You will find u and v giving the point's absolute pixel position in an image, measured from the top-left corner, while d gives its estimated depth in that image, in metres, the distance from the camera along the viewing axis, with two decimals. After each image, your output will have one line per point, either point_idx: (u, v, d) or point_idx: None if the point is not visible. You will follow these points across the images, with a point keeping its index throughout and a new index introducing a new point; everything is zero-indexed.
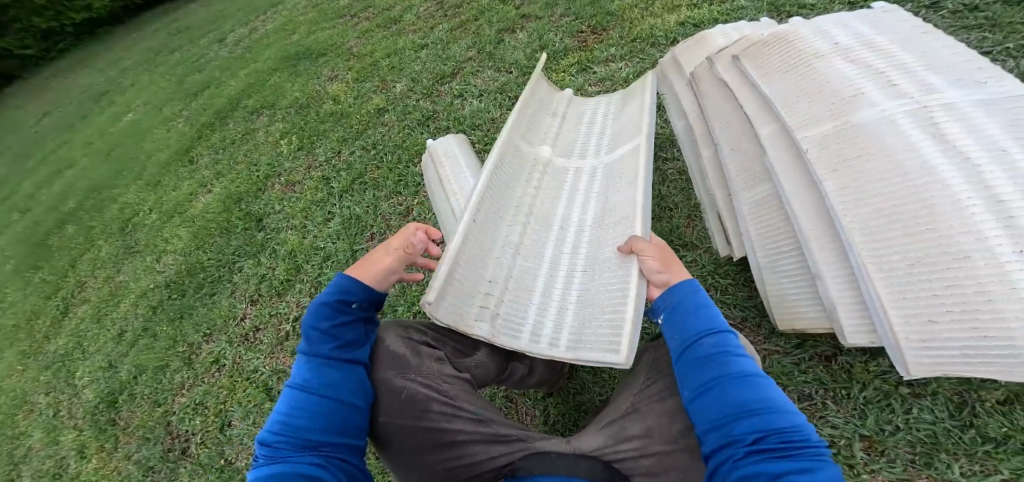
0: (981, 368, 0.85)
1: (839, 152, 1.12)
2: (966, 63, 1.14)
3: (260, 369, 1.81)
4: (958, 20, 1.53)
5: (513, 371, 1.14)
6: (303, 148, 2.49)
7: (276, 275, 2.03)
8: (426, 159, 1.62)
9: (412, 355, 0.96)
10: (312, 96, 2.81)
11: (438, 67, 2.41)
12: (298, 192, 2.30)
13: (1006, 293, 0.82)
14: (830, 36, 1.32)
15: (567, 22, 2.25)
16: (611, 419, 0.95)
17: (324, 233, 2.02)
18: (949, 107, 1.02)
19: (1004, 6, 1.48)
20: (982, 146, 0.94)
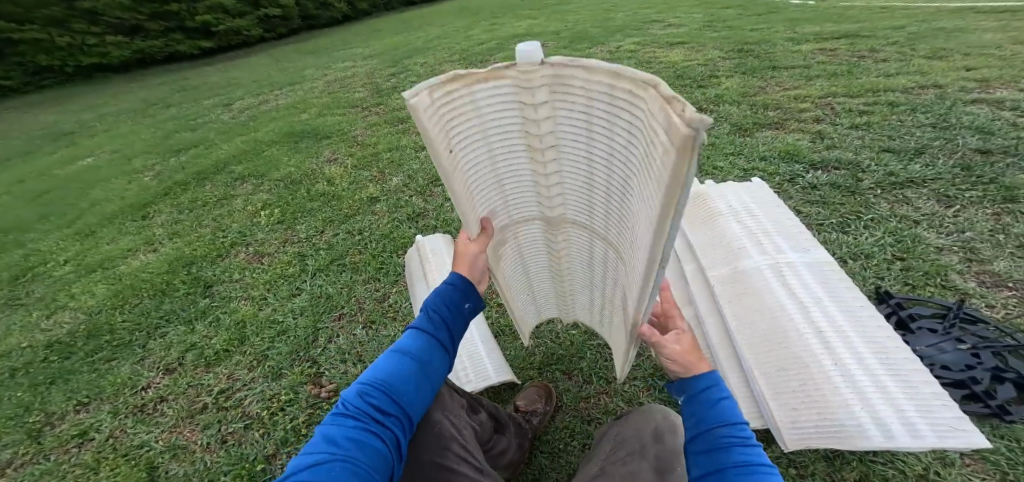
0: (829, 443, 1.19)
1: (733, 289, 1.58)
2: (801, 233, 1.72)
3: (149, 444, 1.51)
4: (813, 193, 2.14)
5: (495, 441, 1.33)
6: (283, 222, 2.49)
7: (211, 344, 1.85)
8: (413, 251, 1.81)
9: (446, 398, 1.10)
10: (308, 173, 2.91)
11: (434, 170, 2.69)
12: (266, 263, 2.24)
13: (832, 391, 1.25)
14: (726, 202, 1.89)
15: None
16: None
17: (285, 307, 1.96)
18: (790, 264, 1.58)
19: (830, 189, 2.13)
20: (810, 294, 1.48)
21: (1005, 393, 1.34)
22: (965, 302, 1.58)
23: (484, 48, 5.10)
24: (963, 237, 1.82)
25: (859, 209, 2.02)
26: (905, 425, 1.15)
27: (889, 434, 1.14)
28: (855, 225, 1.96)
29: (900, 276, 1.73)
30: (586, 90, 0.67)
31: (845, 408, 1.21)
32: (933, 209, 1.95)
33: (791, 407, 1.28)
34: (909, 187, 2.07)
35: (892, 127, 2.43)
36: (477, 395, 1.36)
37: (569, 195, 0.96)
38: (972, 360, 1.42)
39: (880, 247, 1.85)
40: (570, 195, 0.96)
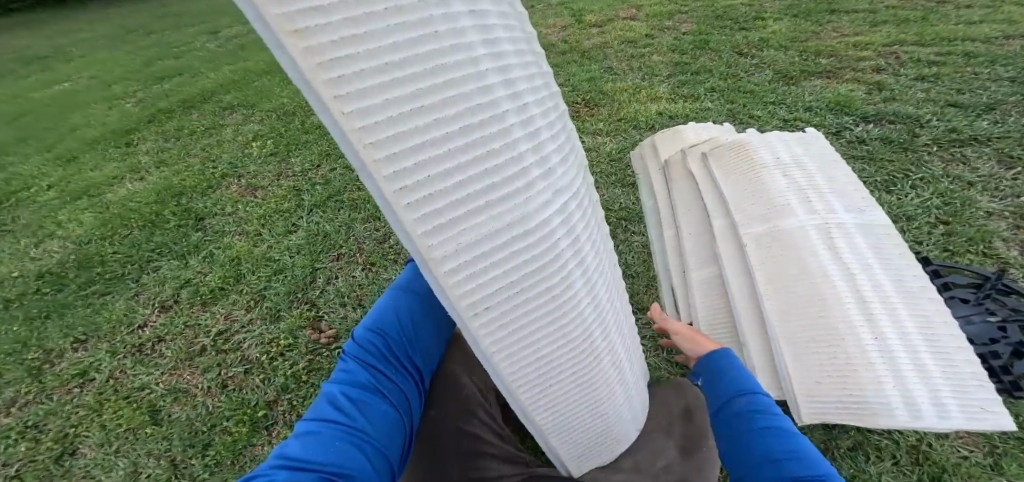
0: (849, 420, 1.09)
1: (769, 248, 1.40)
2: (856, 194, 1.53)
3: (149, 387, 1.51)
4: (853, 146, 1.93)
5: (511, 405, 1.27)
6: (276, 155, 2.45)
7: (206, 281, 1.83)
8: None
9: (472, 360, 1.15)
10: (300, 105, 2.89)
11: None
12: (259, 197, 2.20)
13: (866, 365, 1.12)
14: (775, 152, 1.66)
15: (565, 93, 2.53)
16: None
17: (282, 245, 1.92)
18: (841, 226, 1.41)
19: (880, 144, 1.91)
20: (860, 262, 1.32)
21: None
22: (1005, 273, 1.39)
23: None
24: (1017, 202, 1.60)
25: (909, 167, 1.79)
26: (937, 407, 1.05)
27: (918, 415, 1.04)
28: (900, 184, 1.74)
29: (940, 241, 1.53)
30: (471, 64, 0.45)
31: (875, 385, 1.09)
32: (992, 171, 1.72)
33: (815, 378, 1.14)
34: (971, 145, 1.83)
35: (965, 80, 2.14)
36: None
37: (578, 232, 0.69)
38: (998, 334, 1.25)
39: (925, 209, 1.63)
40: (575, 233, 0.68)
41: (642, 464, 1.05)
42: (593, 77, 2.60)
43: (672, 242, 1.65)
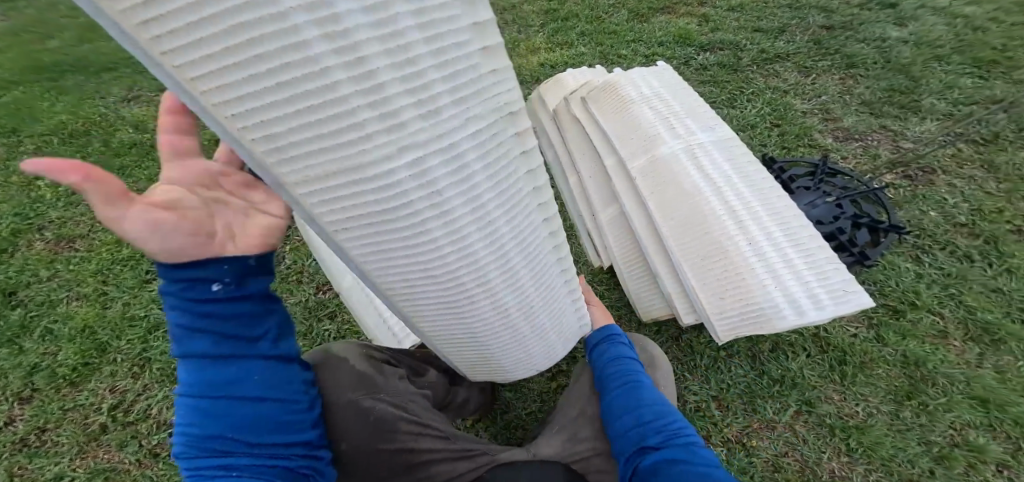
0: (753, 328, 1.31)
1: (656, 182, 1.55)
2: (706, 114, 1.67)
3: (67, 475, 1.29)
4: (706, 73, 2.18)
5: (456, 395, 1.32)
6: (84, 192, 1.90)
7: (61, 362, 1.46)
8: None
9: (377, 374, 1.05)
10: (95, 122, 2.18)
11: None
12: (84, 249, 1.71)
13: (754, 277, 1.34)
14: (636, 84, 1.73)
15: None
16: (564, 424, 1.18)
17: (144, 300, 1.58)
18: (702, 146, 1.56)
19: (719, 69, 2.19)
20: (725, 179, 1.50)
21: (861, 238, 1.67)
22: (829, 157, 1.88)
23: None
24: (820, 101, 2.06)
25: (743, 84, 2.13)
26: (809, 298, 1.29)
27: (798, 308, 1.28)
28: (741, 99, 2.08)
29: (778, 141, 1.96)
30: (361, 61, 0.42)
31: (763, 290, 1.31)
32: (796, 80, 2.15)
33: (718, 302, 1.38)
34: (777, 62, 2.21)
35: (759, 8, 2.49)
36: (422, 355, 1.33)
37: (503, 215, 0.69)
38: (838, 211, 1.69)
39: (762, 116, 2.03)
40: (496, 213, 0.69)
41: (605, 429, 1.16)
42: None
43: (581, 196, 1.80)
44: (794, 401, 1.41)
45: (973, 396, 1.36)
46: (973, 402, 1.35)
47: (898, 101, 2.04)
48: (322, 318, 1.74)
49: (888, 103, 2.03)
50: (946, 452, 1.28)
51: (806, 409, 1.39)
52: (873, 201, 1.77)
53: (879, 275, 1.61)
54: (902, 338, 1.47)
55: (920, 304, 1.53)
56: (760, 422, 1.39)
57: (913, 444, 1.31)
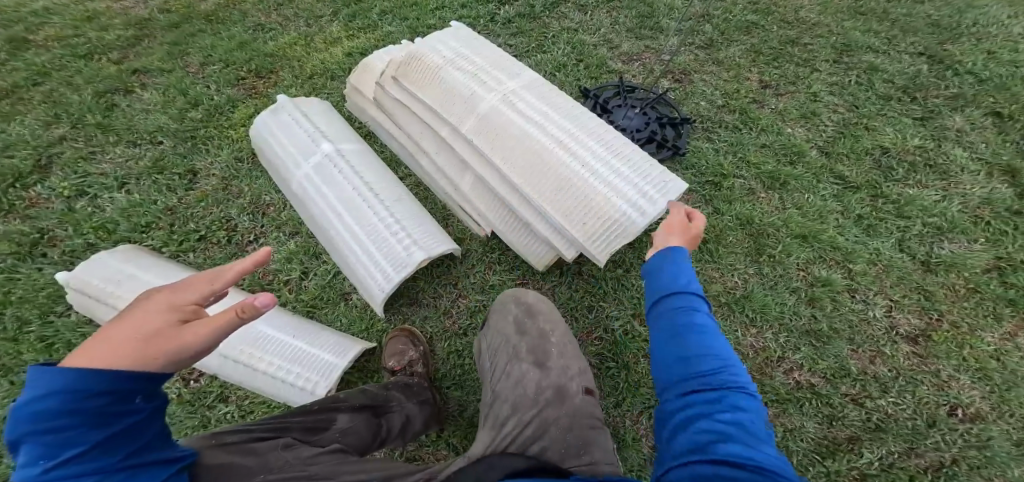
0: (618, 239, 1.33)
1: (490, 138, 1.50)
2: (508, 63, 1.64)
3: None
4: (510, 30, 2.28)
5: (390, 424, 1.16)
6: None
7: None
8: (75, 299, 1.31)
9: (247, 457, 0.80)
10: None
11: (15, 166, 1.69)
12: None
13: (597, 197, 1.38)
14: (436, 50, 1.64)
15: (217, 70, 1.96)
16: (488, 415, 1.14)
17: None
18: (516, 92, 1.54)
19: (519, 20, 2.31)
20: (545, 118, 1.51)
21: (668, 135, 2.00)
22: (623, 77, 2.17)
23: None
24: (601, 34, 2.34)
25: (544, 31, 2.30)
26: (641, 198, 1.36)
27: (640, 208, 1.34)
28: (548, 43, 2.26)
29: (585, 74, 2.18)
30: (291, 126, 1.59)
31: (611, 204, 1.36)
32: (578, 18, 2.39)
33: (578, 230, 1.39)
34: (560, 5, 2.42)
35: None
36: (319, 403, 1.06)
37: (305, 170, 1.52)
38: (645, 117, 1.98)
39: (568, 55, 2.23)
40: (306, 167, 1.52)
41: (521, 400, 1.13)
42: (241, 41, 2.04)
43: (438, 175, 1.71)
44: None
45: (796, 235, 1.77)
46: (800, 241, 1.76)
47: (644, 26, 2.37)
48: (190, 421, 1.33)
49: (642, 26, 2.37)
50: (813, 294, 1.67)
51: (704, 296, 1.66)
52: (665, 103, 2.07)
53: (692, 160, 1.95)
54: (730, 204, 1.84)
55: (729, 174, 1.91)
56: None
57: (788, 296, 1.67)
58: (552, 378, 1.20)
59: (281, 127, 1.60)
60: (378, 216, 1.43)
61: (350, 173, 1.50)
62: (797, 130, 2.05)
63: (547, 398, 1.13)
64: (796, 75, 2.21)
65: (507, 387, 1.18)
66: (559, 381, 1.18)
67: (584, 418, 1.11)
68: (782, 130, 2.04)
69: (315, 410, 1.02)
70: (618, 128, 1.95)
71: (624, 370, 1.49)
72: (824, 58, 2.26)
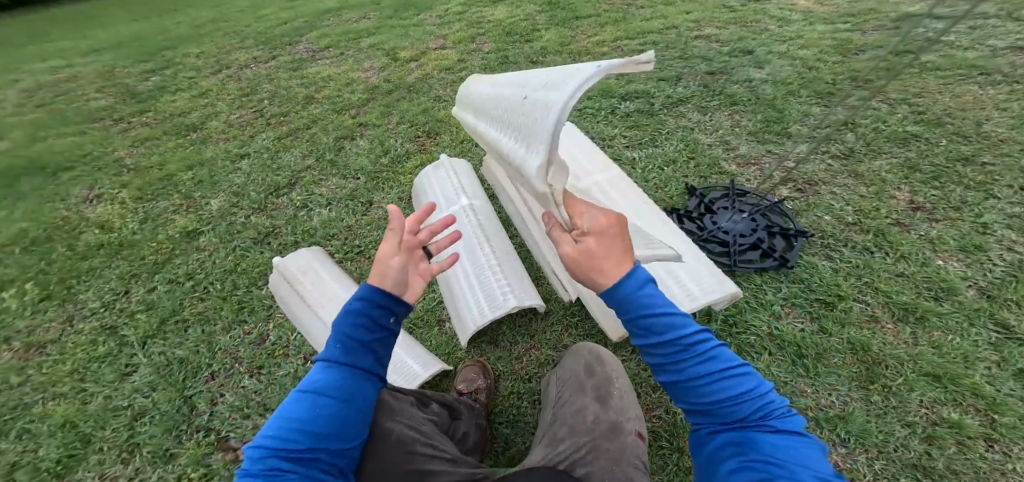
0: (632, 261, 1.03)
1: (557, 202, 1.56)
2: (600, 161, 2.07)
3: None
4: (631, 123, 2.56)
5: (459, 429, 1.36)
6: (52, 297, 1.85)
7: (43, 457, 1.37)
8: (274, 278, 1.64)
9: (394, 401, 1.15)
10: (63, 226, 2.19)
11: (270, 180, 2.30)
12: (57, 351, 1.66)
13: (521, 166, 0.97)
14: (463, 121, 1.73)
15: (404, 129, 2.50)
16: (545, 435, 1.36)
17: (124, 390, 1.52)
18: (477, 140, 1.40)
19: (639, 115, 2.59)
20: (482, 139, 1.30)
21: (779, 245, 1.97)
22: (735, 181, 2.24)
23: (288, 28, 4.27)
24: (720, 134, 2.49)
25: (660, 127, 2.54)
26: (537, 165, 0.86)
27: None
28: (660, 139, 2.47)
29: (696, 173, 2.31)
30: (444, 182, 1.98)
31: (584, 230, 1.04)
32: (698, 118, 2.59)
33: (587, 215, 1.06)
34: (682, 104, 2.67)
35: (661, 62, 3.02)
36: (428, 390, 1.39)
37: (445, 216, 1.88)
38: (754, 223, 2.03)
39: (680, 151, 2.41)
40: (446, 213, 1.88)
41: (579, 425, 1.32)
42: (426, 108, 2.62)
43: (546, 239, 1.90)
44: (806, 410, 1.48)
45: (926, 373, 1.52)
46: (931, 380, 1.50)
47: (770, 130, 2.48)
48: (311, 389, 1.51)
49: (766, 131, 2.48)
50: (932, 432, 1.39)
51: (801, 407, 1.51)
52: (779, 212, 2.09)
53: (802, 275, 1.87)
54: (842, 327, 1.69)
55: (846, 295, 1.78)
56: None
57: (898, 426, 1.42)
58: (610, 414, 1.35)
59: (438, 180, 2.01)
60: (488, 265, 1.71)
61: (477, 227, 1.82)
62: (951, 263, 1.83)
63: (602, 430, 1.29)
64: (964, 199, 2.05)
65: (568, 413, 1.37)
66: (615, 419, 1.33)
67: (631, 458, 1.23)
68: (930, 261, 1.85)
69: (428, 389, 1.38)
70: (722, 231, 2.02)
71: (676, 455, 1.46)
72: (1010, 183, 2.08)
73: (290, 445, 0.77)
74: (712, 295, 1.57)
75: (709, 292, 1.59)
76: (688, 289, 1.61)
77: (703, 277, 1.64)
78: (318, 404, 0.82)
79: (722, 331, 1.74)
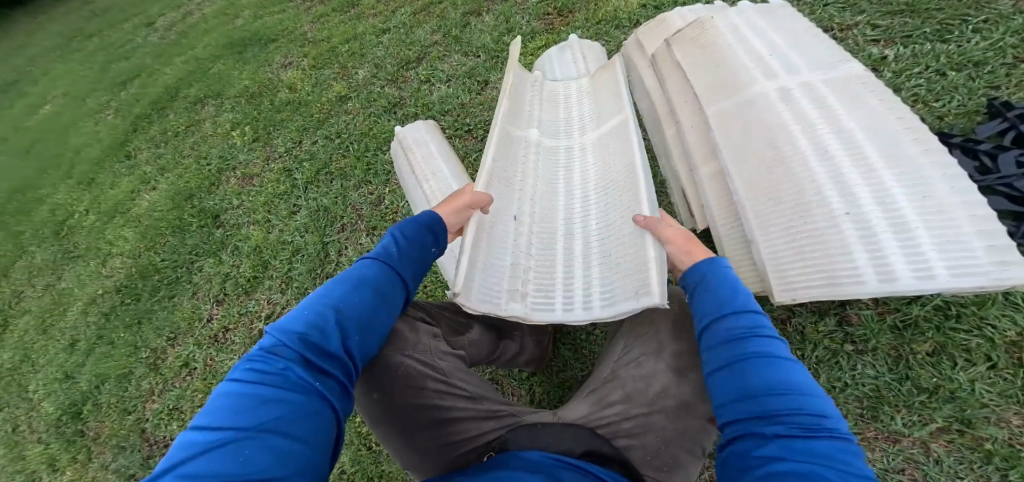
0: (616, 309, 0.94)
1: (717, 143, 1.29)
2: (825, 50, 1.30)
3: None
4: (885, 5, 1.64)
5: (504, 350, 1.22)
6: (259, 140, 2.30)
7: (242, 273, 1.92)
8: (395, 147, 1.66)
9: (410, 331, 0.94)
10: (264, 84, 2.55)
11: (402, 52, 2.22)
12: (257, 185, 2.14)
13: (547, 265, 1.10)
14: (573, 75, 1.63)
15: (533, 3, 2.12)
16: (595, 388, 1.09)
17: (291, 227, 1.91)
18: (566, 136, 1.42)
19: None
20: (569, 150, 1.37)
21: None
22: None
23: None
24: None
25: (967, 13, 1.51)
26: (517, 295, 1.03)
27: (575, 300, 1.03)
28: (961, 29, 1.49)
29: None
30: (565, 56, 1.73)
31: (585, 272, 1.08)
32: None
33: (631, 281, 0.95)
34: None
35: None
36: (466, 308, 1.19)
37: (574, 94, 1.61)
38: None
39: (997, 51, 1.41)
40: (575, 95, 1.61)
41: (636, 394, 1.02)
42: None
43: (677, 150, 1.46)
44: (944, 416, 1.07)
45: None
46: None
47: None
48: None
49: None
50: None
51: (960, 427, 1.05)
52: None
53: None
54: None
55: None
56: (877, 434, 1.11)
57: None
58: (682, 390, 0.99)
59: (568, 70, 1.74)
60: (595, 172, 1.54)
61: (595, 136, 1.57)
62: None
63: (664, 405, 0.99)
64: None
65: (629, 375, 1.05)
66: (688, 397, 0.98)
67: (689, 441, 0.97)
68: None
69: (460, 311, 1.16)
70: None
71: None
72: None
73: (309, 331, 0.62)
74: (963, 280, 0.90)
75: (963, 278, 0.90)
76: (916, 259, 0.95)
77: (965, 249, 0.92)
78: (355, 297, 0.69)
79: (925, 320, 1.17)
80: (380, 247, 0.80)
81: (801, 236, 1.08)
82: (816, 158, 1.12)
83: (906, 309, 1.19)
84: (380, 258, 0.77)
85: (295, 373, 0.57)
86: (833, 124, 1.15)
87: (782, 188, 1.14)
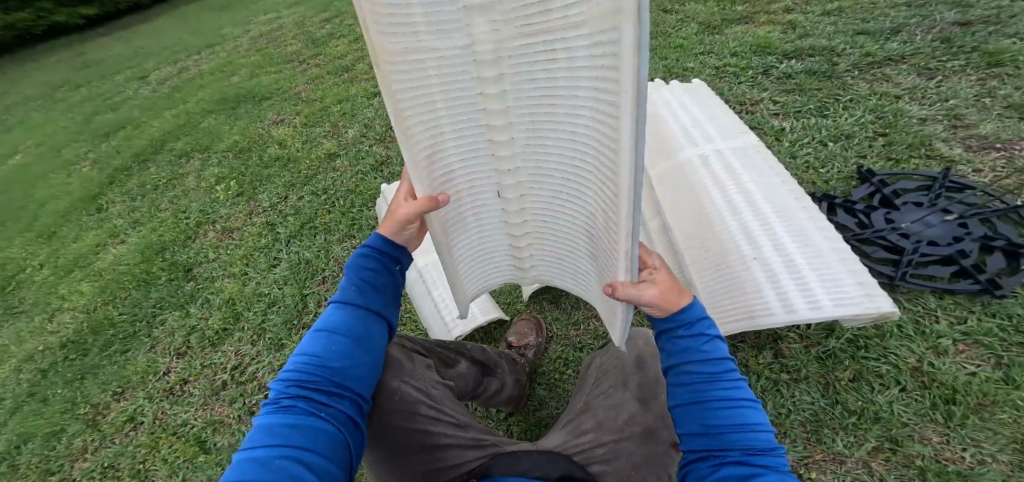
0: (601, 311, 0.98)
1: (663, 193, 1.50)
2: (730, 124, 1.57)
3: (188, 423, 1.60)
4: (784, 82, 2.00)
5: (488, 386, 1.27)
6: (243, 195, 2.33)
7: (209, 325, 1.87)
8: (382, 202, 1.79)
9: (409, 361, 0.99)
10: (254, 139, 2.64)
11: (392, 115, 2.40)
12: (237, 238, 2.15)
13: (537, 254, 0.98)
14: None
15: None
16: (570, 419, 1.16)
17: (269, 279, 1.92)
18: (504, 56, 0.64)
19: (807, 76, 1.98)
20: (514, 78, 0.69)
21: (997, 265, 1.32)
22: (951, 170, 1.53)
23: None
24: (948, 105, 1.72)
25: (839, 92, 1.89)
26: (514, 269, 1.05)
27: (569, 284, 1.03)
28: (834, 107, 1.84)
29: (882, 151, 1.66)
30: None
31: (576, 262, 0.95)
32: (914, 83, 1.84)
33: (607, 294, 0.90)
34: (888, 64, 1.94)
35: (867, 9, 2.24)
36: (455, 343, 1.25)
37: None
38: (961, 231, 1.39)
39: (862, 126, 1.75)
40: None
41: (607, 422, 1.09)
42: None
43: None
44: (876, 436, 1.17)
45: None
46: None
47: None
48: None
49: None
50: None
51: (891, 446, 1.15)
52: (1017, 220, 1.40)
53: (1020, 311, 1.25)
54: None
55: None
56: (825, 456, 1.18)
57: None
58: (646, 417, 1.08)
59: None
60: None
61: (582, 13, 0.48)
62: None
63: (632, 431, 1.06)
64: None
65: (602, 404, 1.13)
66: (652, 424, 1.07)
67: (655, 466, 1.02)
68: None
69: (451, 346, 1.22)
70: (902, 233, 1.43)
71: None
72: None
73: (306, 378, 0.69)
74: (843, 311, 1.07)
75: (844, 306, 1.08)
76: (809, 295, 1.13)
77: (840, 287, 1.12)
78: (333, 344, 0.74)
79: (841, 351, 1.34)
80: (343, 286, 0.81)
81: (724, 278, 1.26)
82: (730, 214, 1.32)
83: (825, 342, 1.36)
84: (347, 300, 0.79)
85: (304, 406, 0.65)
86: (740, 185, 1.37)
87: (708, 237, 1.33)
